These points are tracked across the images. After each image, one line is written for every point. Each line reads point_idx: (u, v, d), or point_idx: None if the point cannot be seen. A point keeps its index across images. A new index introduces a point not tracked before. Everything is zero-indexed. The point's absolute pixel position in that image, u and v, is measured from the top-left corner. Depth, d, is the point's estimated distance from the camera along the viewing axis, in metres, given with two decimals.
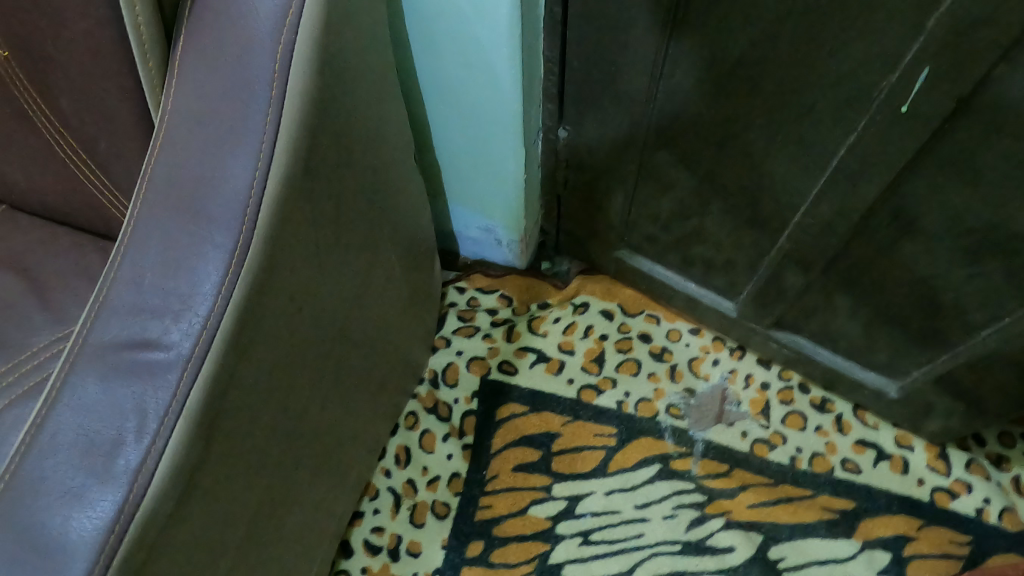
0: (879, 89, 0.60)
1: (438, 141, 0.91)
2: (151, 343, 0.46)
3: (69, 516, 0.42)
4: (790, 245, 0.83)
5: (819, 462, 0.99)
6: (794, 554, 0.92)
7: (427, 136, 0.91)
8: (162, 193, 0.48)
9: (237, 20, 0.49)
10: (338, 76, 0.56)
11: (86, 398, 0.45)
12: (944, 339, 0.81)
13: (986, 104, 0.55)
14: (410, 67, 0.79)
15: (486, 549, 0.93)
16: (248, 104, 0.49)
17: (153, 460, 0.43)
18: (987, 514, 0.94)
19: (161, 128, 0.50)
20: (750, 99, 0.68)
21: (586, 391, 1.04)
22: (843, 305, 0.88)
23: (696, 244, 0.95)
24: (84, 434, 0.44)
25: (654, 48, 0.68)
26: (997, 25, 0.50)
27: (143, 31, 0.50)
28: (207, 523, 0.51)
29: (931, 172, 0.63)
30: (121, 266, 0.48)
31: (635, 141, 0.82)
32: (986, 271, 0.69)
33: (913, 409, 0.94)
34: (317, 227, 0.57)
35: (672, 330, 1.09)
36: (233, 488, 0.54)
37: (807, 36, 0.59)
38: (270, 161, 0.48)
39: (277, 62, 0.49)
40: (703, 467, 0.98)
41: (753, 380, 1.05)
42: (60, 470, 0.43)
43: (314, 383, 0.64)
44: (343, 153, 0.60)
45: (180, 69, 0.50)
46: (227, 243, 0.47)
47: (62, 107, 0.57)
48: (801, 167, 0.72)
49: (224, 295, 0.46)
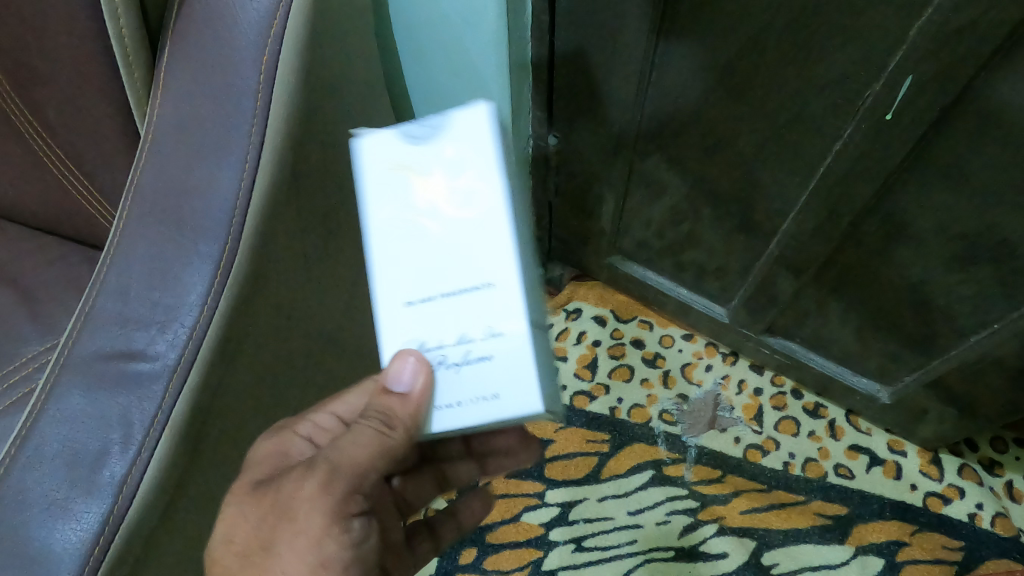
0: (866, 95, 0.60)
1: None
2: (136, 354, 0.46)
3: (54, 528, 0.43)
4: (779, 251, 0.83)
5: (812, 467, 0.99)
6: (786, 560, 0.92)
7: None
8: (147, 206, 0.48)
9: (222, 31, 0.49)
10: (322, 84, 0.57)
11: (71, 409, 0.45)
12: (936, 344, 0.81)
13: (972, 109, 0.56)
14: (398, 52, 0.79)
15: (479, 556, 0.94)
16: (232, 115, 0.48)
17: (138, 471, 0.44)
18: (979, 520, 0.94)
19: (147, 137, 0.49)
20: (739, 106, 0.68)
21: (579, 397, 1.04)
22: (835, 310, 0.88)
23: (689, 250, 0.95)
24: (70, 446, 0.44)
25: (642, 56, 0.67)
26: (981, 31, 0.50)
27: (128, 44, 0.50)
28: (183, 534, 0.52)
29: (920, 177, 0.64)
30: (106, 279, 0.48)
31: (625, 147, 0.81)
32: (976, 277, 0.69)
33: (905, 414, 0.94)
34: (302, 234, 0.58)
35: (666, 336, 1.10)
36: (213, 497, 0.54)
37: (794, 43, 0.59)
38: (256, 173, 0.48)
39: (262, 73, 0.48)
40: (696, 473, 0.98)
41: (746, 386, 1.06)
42: (47, 481, 0.44)
43: (291, 391, 0.65)
44: (328, 160, 0.61)
45: (165, 80, 0.49)
46: (212, 253, 0.47)
47: (47, 114, 0.57)
48: (789, 173, 0.72)
49: (210, 306, 0.46)
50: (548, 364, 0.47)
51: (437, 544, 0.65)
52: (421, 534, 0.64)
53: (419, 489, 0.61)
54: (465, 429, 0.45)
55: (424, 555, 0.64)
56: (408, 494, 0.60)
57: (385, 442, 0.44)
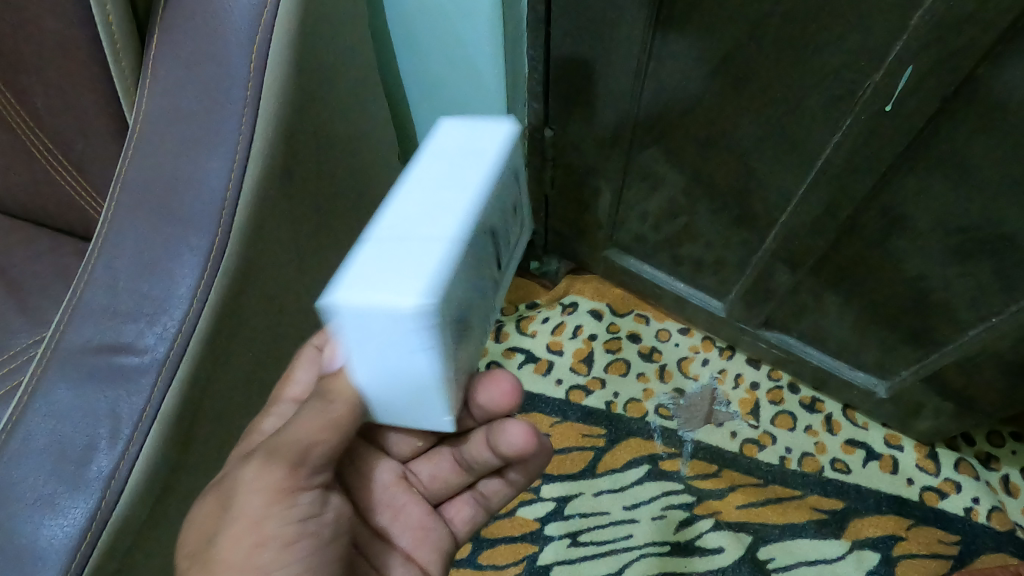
0: (865, 86, 0.59)
1: (420, 124, 0.90)
2: (124, 348, 0.45)
3: (41, 523, 0.42)
4: (776, 244, 0.82)
5: (809, 462, 0.98)
6: (783, 554, 0.91)
7: (408, 120, 0.91)
8: (135, 196, 0.47)
9: (209, 18, 0.48)
10: (312, 75, 0.56)
11: (58, 403, 0.44)
12: (934, 337, 0.80)
13: (972, 100, 0.55)
14: (392, 41, 0.79)
15: (474, 550, 0.92)
16: (222, 105, 0.47)
17: (126, 467, 0.43)
18: (976, 514, 0.93)
19: (135, 127, 0.49)
20: (735, 96, 0.67)
21: (574, 391, 1.03)
22: (832, 304, 0.87)
23: (686, 244, 0.95)
24: (56, 440, 0.43)
25: (639, 47, 0.67)
26: (983, 20, 0.49)
27: (115, 31, 0.49)
28: (169, 530, 0.51)
29: (918, 169, 0.63)
30: (93, 270, 0.47)
31: (621, 140, 0.81)
32: (974, 270, 0.69)
33: (903, 408, 0.94)
34: (292, 227, 0.58)
35: (662, 330, 1.10)
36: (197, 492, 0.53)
37: (793, 32, 0.58)
38: (245, 164, 0.48)
39: (252, 61, 0.48)
40: (692, 468, 0.98)
41: (742, 380, 1.06)
42: (32, 477, 0.43)
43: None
44: (316, 151, 0.60)
45: (154, 67, 0.48)
46: (202, 245, 0.46)
47: (34, 104, 0.57)
48: (787, 166, 0.72)
49: (200, 299, 0.46)
50: (440, 266, 0.33)
51: (482, 506, 0.60)
52: (457, 501, 0.59)
53: (434, 467, 0.57)
54: (402, 374, 0.37)
55: (469, 522, 0.59)
56: (421, 476, 0.56)
57: (332, 416, 0.40)
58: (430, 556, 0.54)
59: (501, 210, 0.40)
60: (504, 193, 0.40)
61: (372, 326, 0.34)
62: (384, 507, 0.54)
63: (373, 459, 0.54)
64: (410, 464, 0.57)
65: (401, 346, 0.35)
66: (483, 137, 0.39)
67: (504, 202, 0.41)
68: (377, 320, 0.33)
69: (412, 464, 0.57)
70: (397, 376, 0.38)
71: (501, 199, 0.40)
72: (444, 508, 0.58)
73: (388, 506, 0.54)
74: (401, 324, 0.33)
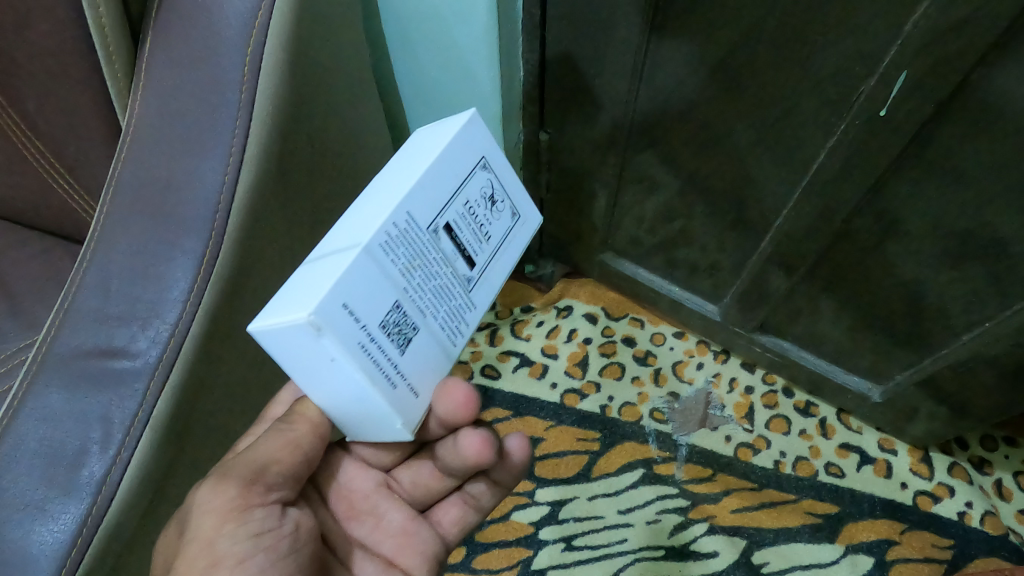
0: (860, 91, 0.59)
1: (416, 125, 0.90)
2: (116, 351, 0.45)
3: (30, 529, 0.41)
4: (771, 249, 0.82)
5: (803, 466, 0.98)
6: (777, 559, 0.91)
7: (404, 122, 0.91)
8: (127, 199, 0.47)
9: (203, 21, 0.48)
10: (307, 78, 0.56)
11: (49, 407, 0.44)
12: (928, 342, 0.81)
13: (968, 105, 0.55)
14: (388, 44, 0.79)
15: (468, 555, 0.92)
16: (215, 107, 0.47)
17: (118, 471, 0.43)
18: (969, 518, 0.93)
19: (128, 130, 0.48)
20: (731, 101, 0.67)
21: (569, 395, 1.03)
22: (826, 308, 0.87)
23: (681, 248, 0.95)
24: (46, 445, 0.43)
25: (634, 51, 0.67)
26: (978, 26, 0.49)
27: (108, 33, 0.48)
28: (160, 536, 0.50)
29: (913, 174, 0.63)
30: (85, 273, 0.47)
31: (616, 144, 0.81)
32: (968, 275, 0.69)
33: (897, 413, 0.94)
34: (286, 230, 0.57)
35: (657, 334, 1.10)
36: None
37: (789, 37, 0.58)
38: (239, 167, 0.47)
39: (246, 64, 0.48)
40: (687, 471, 0.98)
41: (737, 384, 1.06)
42: (22, 482, 0.42)
43: (271, 387, 0.64)
44: (311, 154, 0.60)
45: (147, 69, 0.48)
46: (195, 248, 0.46)
47: (25, 106, 0.56)
48: (782, 171, 0.72)
49: (193, 302, 0.46)
50: (338, 276, 0.37)
51: (472, 506, 0.59)
52: (445, 503, 0.58)
53: (415, 474, 0.56)
54: (348, 394, 0.40)
55: (457, 524, 0.58)
56: (404, 482, 0.56)
57: (288, 436, 0.44)
58: (414, 561, 0.54)
59: (450, 219, 0.42)
60: (449, 201, 0.42)
61: (289, 345, 0.38)
62: (364, 515, 0.54)
63: (350, 468, 0.54)
64: (393, 470, 0.56)
65: (323, 363, 0.38)
66: (414, 165, 0.42)
67: (454, 210, 0.42)
68: (285, 337, 0.37)
69: (393, 471, 0.56)
70: (344, 395, 0.40)
71: (442, 207, 0.42)
72: (431, 511, 0.58)
73: (369, 514, 0.54)
74: (303, 339, 0.37)
